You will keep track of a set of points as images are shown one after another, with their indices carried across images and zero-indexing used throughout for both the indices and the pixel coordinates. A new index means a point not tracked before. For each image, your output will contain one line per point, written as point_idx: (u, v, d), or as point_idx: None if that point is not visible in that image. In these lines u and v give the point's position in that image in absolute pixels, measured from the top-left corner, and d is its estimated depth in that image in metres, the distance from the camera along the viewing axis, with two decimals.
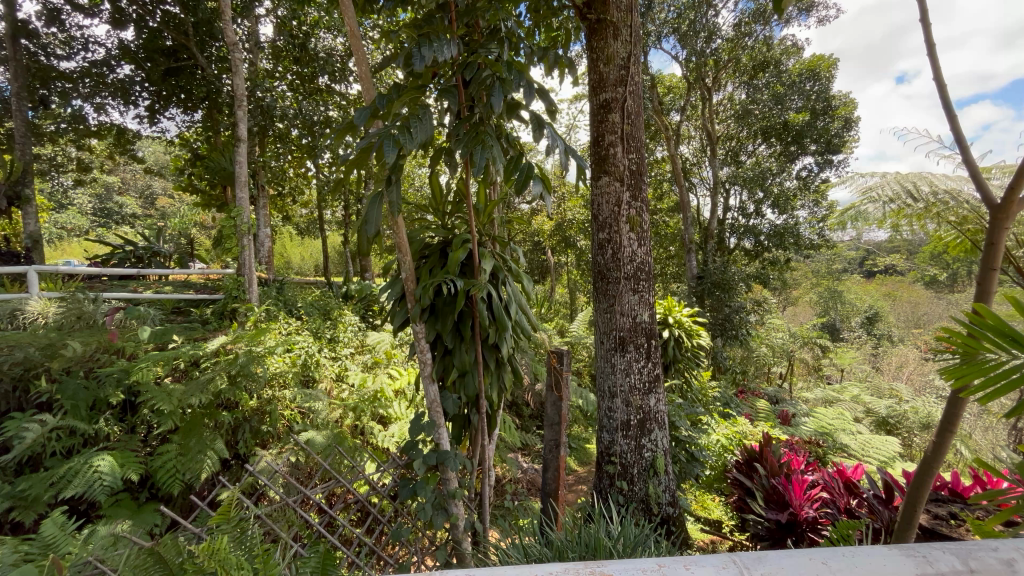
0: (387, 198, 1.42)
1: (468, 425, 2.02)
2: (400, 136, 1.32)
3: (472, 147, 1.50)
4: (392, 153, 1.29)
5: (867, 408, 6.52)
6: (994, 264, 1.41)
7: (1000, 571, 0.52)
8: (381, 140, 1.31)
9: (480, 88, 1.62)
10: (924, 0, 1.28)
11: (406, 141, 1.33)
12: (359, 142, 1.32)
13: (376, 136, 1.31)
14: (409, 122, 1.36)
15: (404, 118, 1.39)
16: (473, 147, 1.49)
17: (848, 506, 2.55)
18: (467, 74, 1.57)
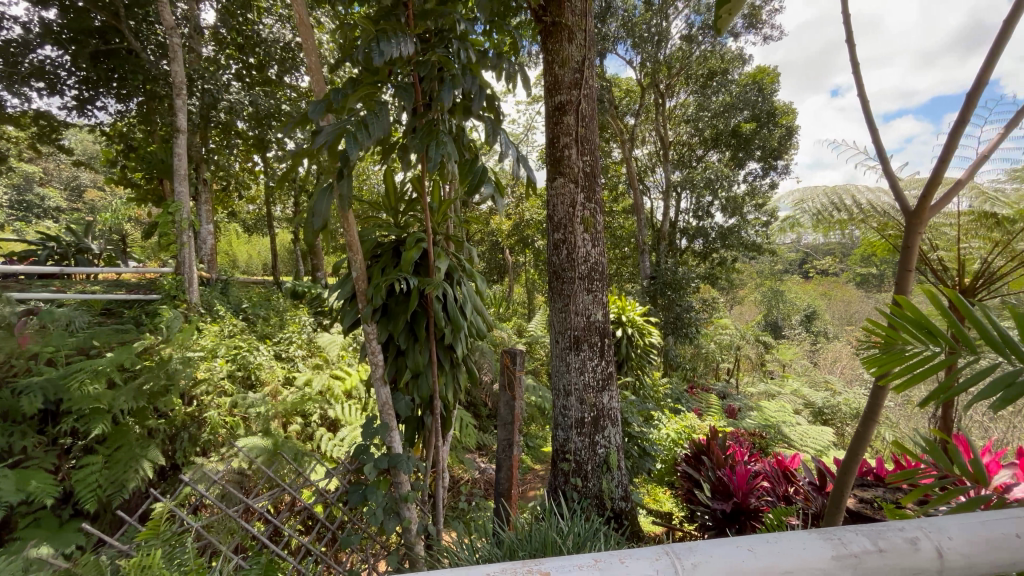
0: (338, 191, 1.36)
1: (421, 427, 1.99)
2: (358, 132, 1.28)
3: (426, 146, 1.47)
4: (349, 150, 1.24)
5: (806, 400, 6.93)
6: (911, 266, 1.53)
7: (906, 551, 0.54)
8: (337, 137, 1.26)
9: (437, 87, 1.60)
10: (849, 22, 1.38)
11: (360, 137, 1.28)
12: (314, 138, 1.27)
13: (332, 133, 1.26)
14: (366, 117, 1.32)
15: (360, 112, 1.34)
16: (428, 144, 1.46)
17: (786, 494, 2.74)
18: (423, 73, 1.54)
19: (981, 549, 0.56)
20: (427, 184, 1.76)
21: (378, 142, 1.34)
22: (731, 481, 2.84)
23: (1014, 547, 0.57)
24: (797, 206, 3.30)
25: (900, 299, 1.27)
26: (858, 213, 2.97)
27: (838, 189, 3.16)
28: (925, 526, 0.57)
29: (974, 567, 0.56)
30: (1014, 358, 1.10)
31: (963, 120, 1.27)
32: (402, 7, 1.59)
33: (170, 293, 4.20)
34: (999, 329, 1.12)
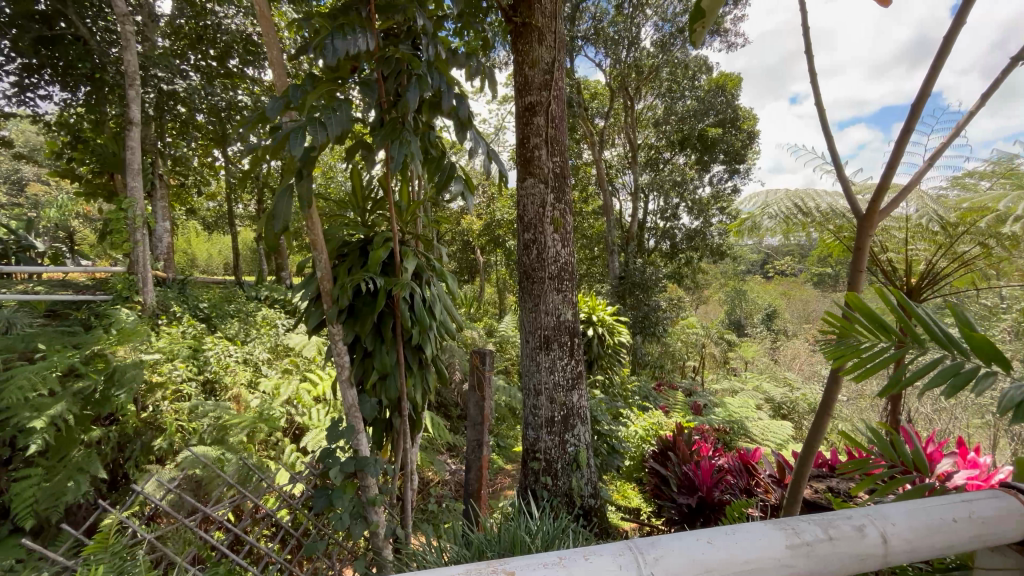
0: (298, 192, 1.32)
1: (390, 429, 1.96)
2: (312, 129, 1.24)
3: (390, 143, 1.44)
4: (298, 144, 1.20)
5: (766, 395, 7.20)
6: (862, 267, 1.61)
7: (853, 538, 0.56)
8: (292, 133, 1.22)
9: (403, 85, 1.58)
10: (807, 33, 1.43)
11: (316, 134, 1.25)
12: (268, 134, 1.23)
13: (287, 129, 1.22)
14: (323, 114, 1.29)
15: (317, 109, 1.31)
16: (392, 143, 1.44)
17: (748, 486, 2.83)
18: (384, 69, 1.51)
19: (923, 534, 0.59)
20: (394, 183, 1.73)
21: (337, 140, 1.30)
22: (696, 475, 2.93)
23: (949, 530, 0.61)
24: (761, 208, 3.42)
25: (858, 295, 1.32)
26: (820, 216, 3.18)
27: (798, 194, 3.30)
28: (873, 514, 0.60)
29: (916, 550, 0.59)
30: (956, 353, 1.17)
31: (907, 130, 1.35)
32: (363, 1, 1.55)
33: (122, 293, 4.00)
34: (944, 326, 1.18)
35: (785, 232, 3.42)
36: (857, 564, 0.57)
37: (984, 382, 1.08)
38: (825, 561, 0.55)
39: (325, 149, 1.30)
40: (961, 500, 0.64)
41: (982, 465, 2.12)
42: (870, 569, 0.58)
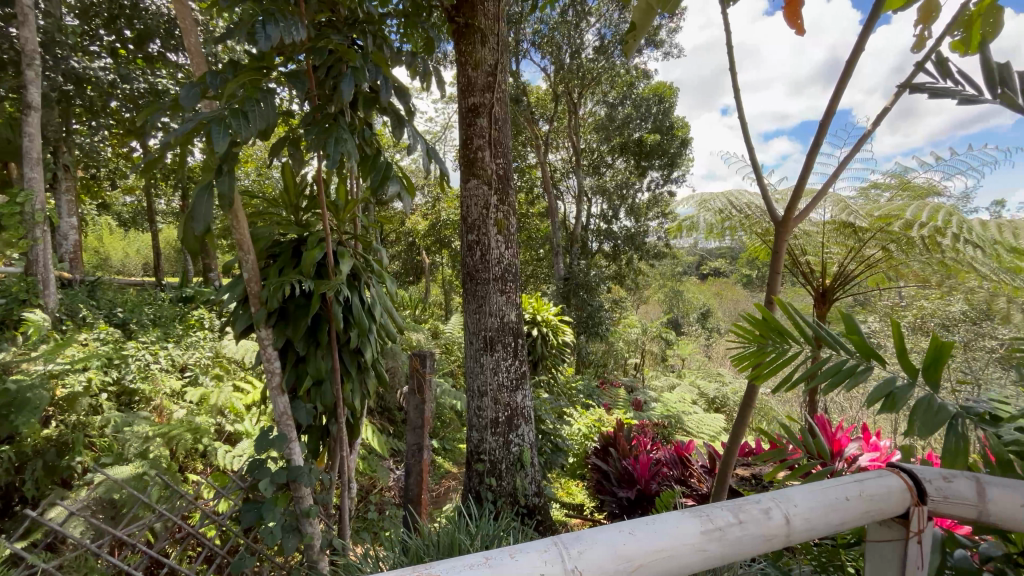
0: (217, 190, 1.23)
1: (327, 435, 1.89)
2: (232, 121, 1.17)
3: (324, 139, 1.38)
4: (220, 139, 1.13)
5: (701, 390, 7.58)
6: (779, 270, 1.73)
7: (761, 520, 0.61)
8: (206, 124, 1.14)
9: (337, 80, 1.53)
10: (731, 51, 1.54)
11: (239, 128, 1.18)
12: (179, 125, 1.15)
13: (201, 119, 1.14)
14: (245, 106, 1.21)
15: (240, 99, 1.24)
16: (326, 138, 1.38)
17: (683, 477, 2.97)
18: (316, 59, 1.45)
19: (823, 512, 0.65)
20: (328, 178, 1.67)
21: (264, 135, 1.24)
22: (635, 469, 3.05)
23: (843, 508, 0.67)
24: (701, 206, 3.77)
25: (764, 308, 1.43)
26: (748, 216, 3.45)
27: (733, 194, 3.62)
28: (778, 497, 0.65)
29: (816, 527, 0.65)
30: (843, 351, 1.30)
31: (816, 143, 1.48)
32: None
33: (19, 296, 3.58)
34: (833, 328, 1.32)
35: (718, 230, 3.78)
36: (763, 543, 0.61)
37: (863, 376, 1.22)
38: (736, 544, 0.59)
39: (245, 143, 1.22)
40: (853, 480, 0.70)
41: (883, 448, 2.39)
42: (775, 548, 0.63)
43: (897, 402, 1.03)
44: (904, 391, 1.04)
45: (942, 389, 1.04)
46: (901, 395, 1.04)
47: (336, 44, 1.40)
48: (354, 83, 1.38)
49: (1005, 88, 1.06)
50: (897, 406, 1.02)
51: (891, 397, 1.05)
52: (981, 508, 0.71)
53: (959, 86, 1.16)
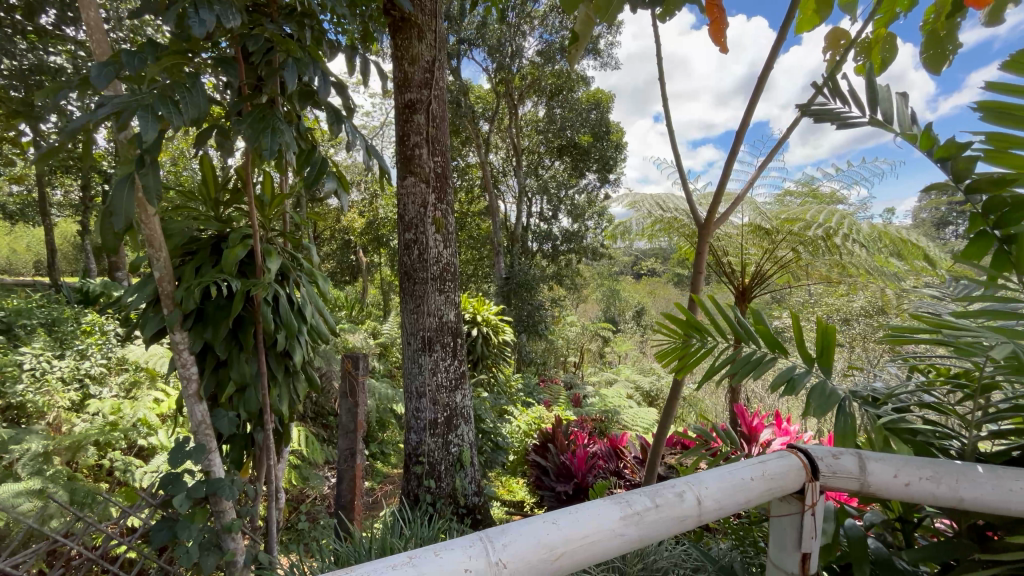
0: (137, 180, 1.09)
1: (251, 444, 1.78)
2: (165, 109, 1.07)
3: (256, 131, 1.30)
4: (147, 127, 1.03)
5: (636, 385, 7.91)
6: (702, 268, 1.84)
7: (674, 502, 0.65)
8: (135, 110, 1.03)
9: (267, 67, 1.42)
10: (660, 63, 1.62)
11: (170, 116, 1.08)
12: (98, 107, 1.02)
13: (129, 105, 1.03)
14: (175, 91, 1.11)
15: (167, 83, 1.13)
16: (261, 129, 1.29)
17: (617, 469, 3.11)
18: (248, 47, 1.33)
19: (729, 493, 0.71)
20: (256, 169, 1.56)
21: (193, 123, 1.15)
22: (573, 464, 3.14)
23: (748, 487, 0.72)
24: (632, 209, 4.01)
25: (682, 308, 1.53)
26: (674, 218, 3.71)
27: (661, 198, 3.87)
28: (691, 481, 0.70)
29: (726, 506, 0.70)
30: (751, 343, 1.43)
31: (732, 151, 1.60)
32: None
33: None
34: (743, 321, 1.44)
35: (651, 232, 4.06)
36: (677, 524, 0.66)
37: (770, 365, 1.33)
38: (653, 526, 0.63)
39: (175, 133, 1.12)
40: (757, 461, 0.77)
41: (792, 431, 2.61)
42: (688, 528, 0.67)
43: (798, 386, 1.13)
44: (802, 376, 1.15)
45: (834, 373, 1.15)
46: (799, 380, 1.14)
47: (273, 33, 1.31)
48: (295, 70, 1.30)
49: (886, 108, 1.19)
50: (796, 388, 1.13)
51: (793, 381, 1.16)
52: (863, 481, 0.79)
53: (848, 104, 1.29)
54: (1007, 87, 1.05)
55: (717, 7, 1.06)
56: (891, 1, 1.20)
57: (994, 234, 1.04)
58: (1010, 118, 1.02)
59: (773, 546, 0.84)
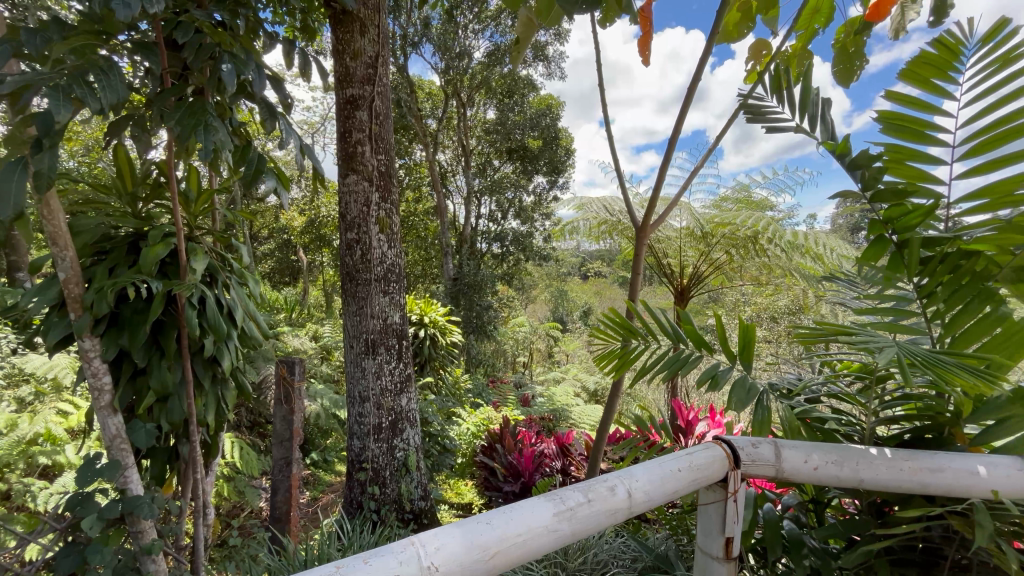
0: (37, 169, 0.97)
1: (175, 458, 1.66)
2: (75, 92, 0.97)
3: (183, 122, 1.20)
4: (53, 110, 0.93)
5: (583, 383, 8.10)
6: (639, 269, 1.91)
7: (606, 495, 0.67)
8: (37, 91, 0.92)
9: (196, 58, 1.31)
10: (599, 69, 1.67)
11: (86, 101, 0.98)
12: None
13: (30, 85, 0.92)
14: (87, 74, 1.01)
15: (75, 65, 1.02)
16: (193, 124, 1.19)
17: (564, 466, 3.17)
18: (176, 38, 1.21)
19: (658, 484, 0.74)
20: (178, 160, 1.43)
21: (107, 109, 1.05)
22: (520, 463, 3.18)
23: (675, 478, 0.76)
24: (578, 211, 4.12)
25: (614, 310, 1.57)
26: (618, 220, 3.87)
27: (605, 200, 4.02)
28: (625, 474, 0.72)
29: (655, 497, 0.74)
30: (679, 342, 1.50)
31: (666, 156, 1.67)
32: None
33: None
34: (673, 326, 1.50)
35: (596, 233, 4.19)
36: (608, 518, 0.68)
37: (697, 362, 1.41)
38: (585, 520, 0.65)
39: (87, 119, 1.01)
40: (684, 453, 0.81)
41: (724, 424, 2.77)
42: (619, 520, 0.70)
43: (723, 380, 1.20)
44: (726, 371, 1.23)
45: (755, 368, 1.23)
46: (723, 375, 1.21)
47: (202, 21, 1.21)
48: (233, 72, 1.24)
49: (801, 120, 1.29)
50: (722, 383, 1.19)
51: (718, 376, 1.23)
52: (779, 467, 0.85)
53: (768, 115, 1.39)
54: (903, 106, 1.17)
55: (649, 21, 1.11)
56: (810, 17, 1.30)
57: (889, 239, 1.16)
58: (906, 131, 1.14)
59: (701, 533, 0.89)
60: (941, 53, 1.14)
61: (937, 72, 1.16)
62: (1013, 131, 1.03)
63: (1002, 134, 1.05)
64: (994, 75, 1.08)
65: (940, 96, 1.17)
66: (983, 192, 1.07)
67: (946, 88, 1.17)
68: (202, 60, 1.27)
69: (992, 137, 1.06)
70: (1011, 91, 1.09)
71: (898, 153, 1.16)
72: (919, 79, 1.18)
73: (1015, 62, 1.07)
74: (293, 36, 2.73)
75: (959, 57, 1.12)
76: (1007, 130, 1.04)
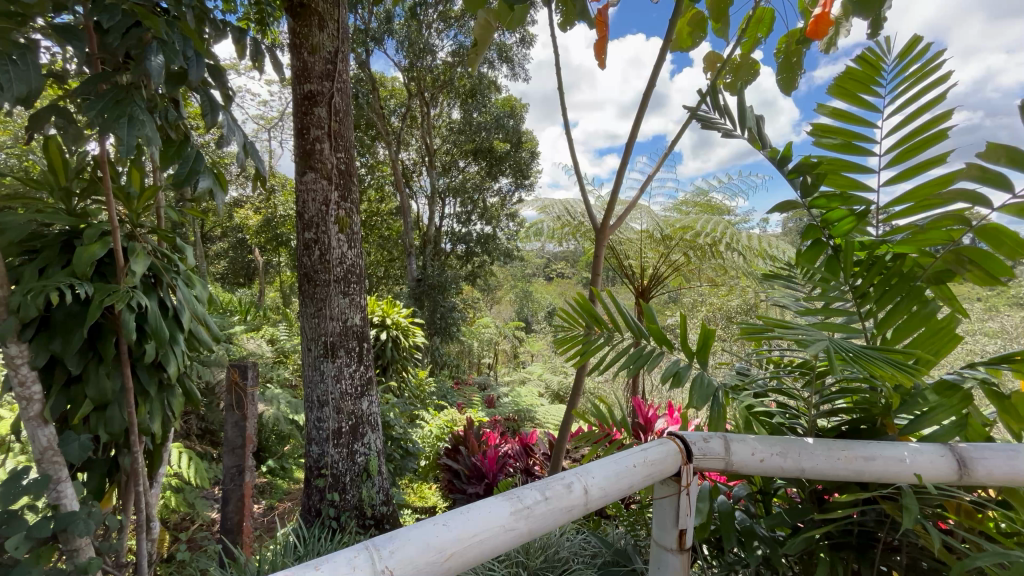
0: None
1: (116, 470, 1.56)
2: None
3: (109, 115, 1.12)
4: None
5: (548, 384, 8.16)
6: (600, 270, 1.94)
7: (563, 493, 0.69)
8: None
9: (124, 45, 1.22)
10: (559, 72, 1.69)
11: None
12: None
13: None
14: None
15: None
16: (114, 116, 1.12)
17: (528, 466, 3.19)
18: (102, 22, 1.12)
19: (614, 480, 0.76)
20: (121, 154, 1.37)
21: (20, 100, 0.97)
22: (484, 464, 3.18)
23: (630, 473, 0.78)
24: (541, 212, 4.18)
25: (579, 299, 1.58)
26: (579, 222, 4.00)
27: (568, 202, 4.09)
28: (581, 472, 0.74)
29: (610, 493, 0.75)
30: (641, 339, 1.53)
31: (625, 160, 1.71)
32: None
33: None
34: (637, 321, 1.53)
35: (559, 234, 4.25)
36: (565, 515, 0.69)
37: (657, 360, 1.45)
38: (542, 519, 0.66)
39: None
40: (639, 450, 0.83)
41: (682, 420, 2.85)
42: (575, 517, 0.71)
43: (680, 378, 1.24)
44: (684, 369, 1.26)
45: (709, 365, 1.28)
46: (682, 373, 1.25)
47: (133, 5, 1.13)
48: (161, 62, 1.14)
49: (752, 126, 1.34)
50: (680, 381, 1.23)
51: (677, 374, 1.26)
52: (728, 460, 0.88)
53: (720, 121, 1.45)
54: (837, 117, 1.25)
55: (606, 25, 1.14)
56: (757, 28, 1.36)
57: (825, 242, 1.24)
58: (837, 143, 1.21)
59: (656, 527, 0.92)
60: (864, 69, 1.23)
61: (862, 86, 1.24)
62: (931, 139, 1.12)
63: (921, 142, 1.13)
64: (912, 86, 1.17)
65: (868, 109, 1.25)
66: (909, 196, 1.14)
67: (871, 101, 1.26)
68: (129, 46, 1.19)
69: (914, 145, 1.14)
70: (926, 102, 1.18)
71: (833, 161, 1.22)
72: (846, 93, 1.26)
73: (931, 74, 1.15)
74: (248, 26, 2.63)
75: (880, 72, 1.21)
76: (925, 138, 1.13)
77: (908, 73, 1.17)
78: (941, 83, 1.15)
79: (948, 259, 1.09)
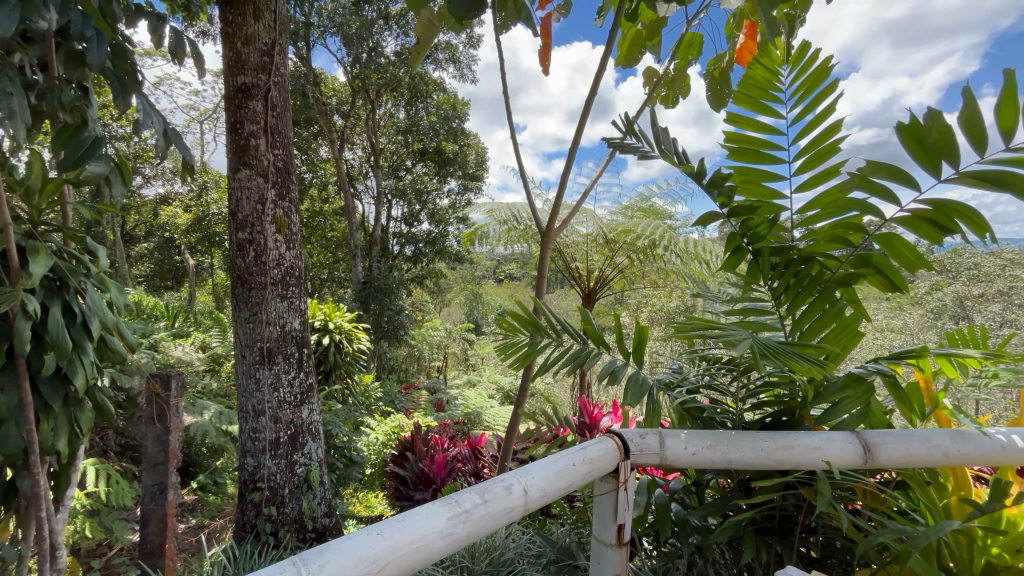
0: None
1: (12, 495, 1.39)
2: None
3: None
4: None
5: (497, 386, 8.15)
6: (544, 273, 1.95)
7: (501, 495, 0.69)
8: None
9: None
10: (504, 75, 1.69)
11: None
12: None
13: None
14: None
15: None
16: None
17: (477, 470, 3.18)
18: None
19: (553, 479, 0.76)
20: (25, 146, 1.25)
21: None
22: (431, 470, 3.12)
23: (569, 472, 0.79)
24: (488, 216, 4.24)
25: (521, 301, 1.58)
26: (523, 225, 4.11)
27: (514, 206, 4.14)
28: (520, 473, 0.74)
29: (549, 493, 0.76)
30: (581, 341, 1.56)
31: (567, 165, 1.74)
32: None
33: None
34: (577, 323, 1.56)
35: (507, 236, 4.28)
36: (504, 517, 0.69)
37: (595, 359, 1.49)
38: (480, 522, 0.66)
39: None
40: (579, 448, 0.84)
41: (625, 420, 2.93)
42: (515, 518, 0.71)
43: (617, 376, 1.27)
44: (621, 368, 1.30)
45: (645, 364, 1.32)
46: (618, 372, 1.28)
47: None
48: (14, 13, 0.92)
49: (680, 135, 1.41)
50: (618, 379, 1.26)
51: (614, 373, 1.30)
52: (662, 454, 0.92)
53: None
54: (753, 127, 1.33)
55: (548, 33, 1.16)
56: (687, 48, 1.44)
57: (745, 247, 1.32)
58: (752, 152, 1.29)
59: (595, 524, 0.94)
60: (761, 76, 1.32)
61: (761, 92, 1.32)
62: (830, 148, 1.22)
63: (822, 150, 1.23)
64: (808, 95, 1.27)
65: (772, 117, 1.35)
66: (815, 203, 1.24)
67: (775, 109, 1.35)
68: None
69: (817, 153, 1.24)
70: (823, 112, 1.28)
71: (751, 170, 1.30)
72: (752, 101, 1.34)
73: (823, 84, 1.26)
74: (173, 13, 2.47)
75: (776, 79, 1.31)
76: (824, 148, 1.23)
77: (802, 82, 1.27)
78: (833, 93, 1.26)
79: (851, 263, 1.21)
